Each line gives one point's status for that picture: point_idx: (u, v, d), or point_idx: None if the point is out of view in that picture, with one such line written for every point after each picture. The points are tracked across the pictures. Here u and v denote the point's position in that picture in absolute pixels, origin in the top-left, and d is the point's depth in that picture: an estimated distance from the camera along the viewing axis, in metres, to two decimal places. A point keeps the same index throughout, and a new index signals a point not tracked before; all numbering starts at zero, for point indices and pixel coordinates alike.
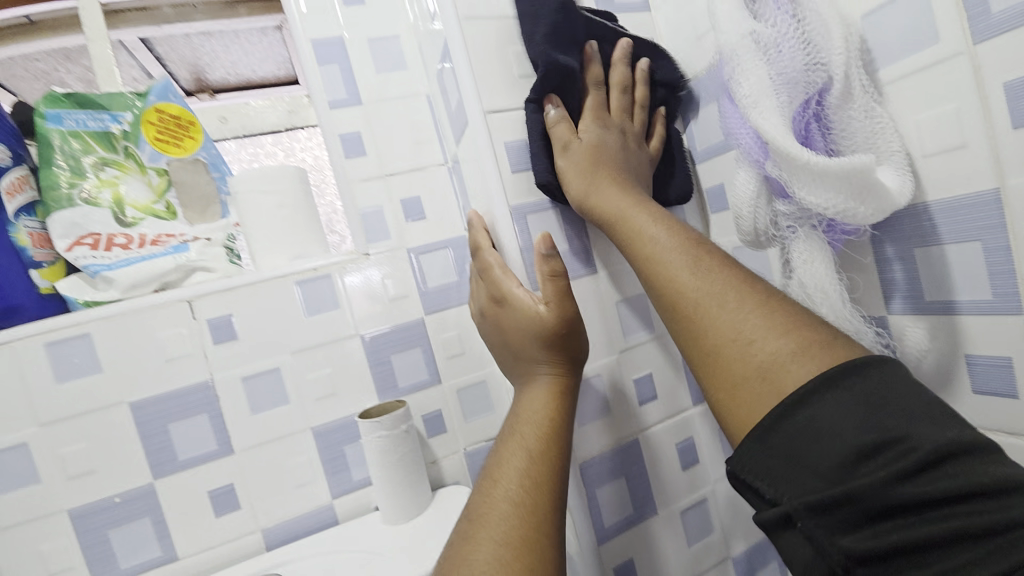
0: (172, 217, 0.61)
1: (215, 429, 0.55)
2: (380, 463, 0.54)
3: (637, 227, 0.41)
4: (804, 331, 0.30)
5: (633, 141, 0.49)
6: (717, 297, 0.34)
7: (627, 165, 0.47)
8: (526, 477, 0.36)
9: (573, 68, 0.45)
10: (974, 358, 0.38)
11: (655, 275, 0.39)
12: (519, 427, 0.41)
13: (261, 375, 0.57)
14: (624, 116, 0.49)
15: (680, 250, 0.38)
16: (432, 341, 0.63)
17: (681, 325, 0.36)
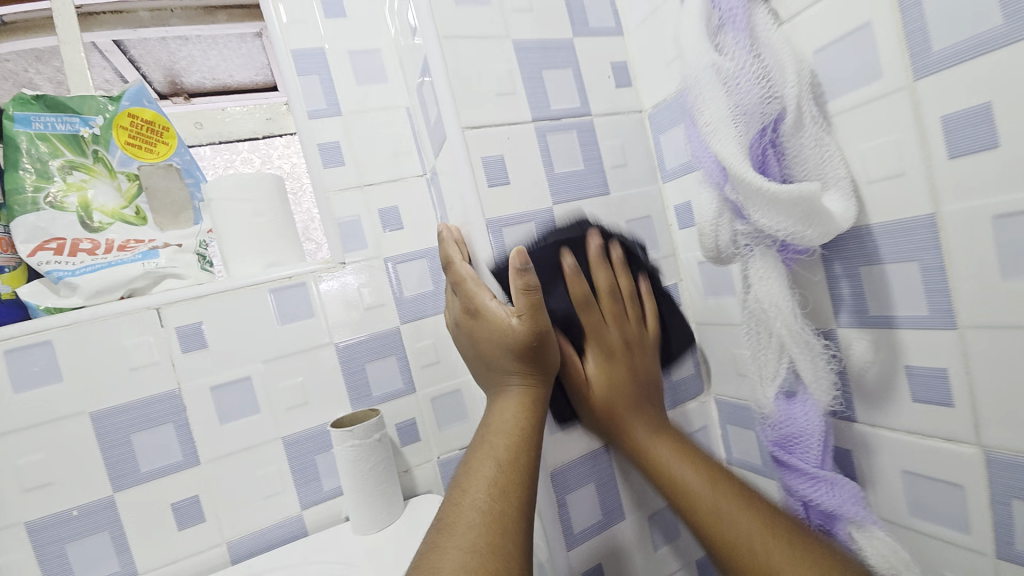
0: (142, 223, 0.59)
1: (181, 439, 0.54)
2: (352, 473, 0.53)
3: (672, 472, 0.47)
4: (821, 560, 0.38)
5: (632, 320, 0.53)
6: (744, 532, 0.41)
7: (645, 386, 0.51)
8: (495, 485, 0.37)
9: (561, 309, 0.51)
10: (913, 369, 0.40)
11: (691, 504, 0.45)
12: (490, 437, 0.41)
13: (231, 384, 0.56)
14: (633, 314, 0.53)
15: (692, 469, 0.47)
16: (407, 350, 0.63)
17: (726, 555, 0.42)
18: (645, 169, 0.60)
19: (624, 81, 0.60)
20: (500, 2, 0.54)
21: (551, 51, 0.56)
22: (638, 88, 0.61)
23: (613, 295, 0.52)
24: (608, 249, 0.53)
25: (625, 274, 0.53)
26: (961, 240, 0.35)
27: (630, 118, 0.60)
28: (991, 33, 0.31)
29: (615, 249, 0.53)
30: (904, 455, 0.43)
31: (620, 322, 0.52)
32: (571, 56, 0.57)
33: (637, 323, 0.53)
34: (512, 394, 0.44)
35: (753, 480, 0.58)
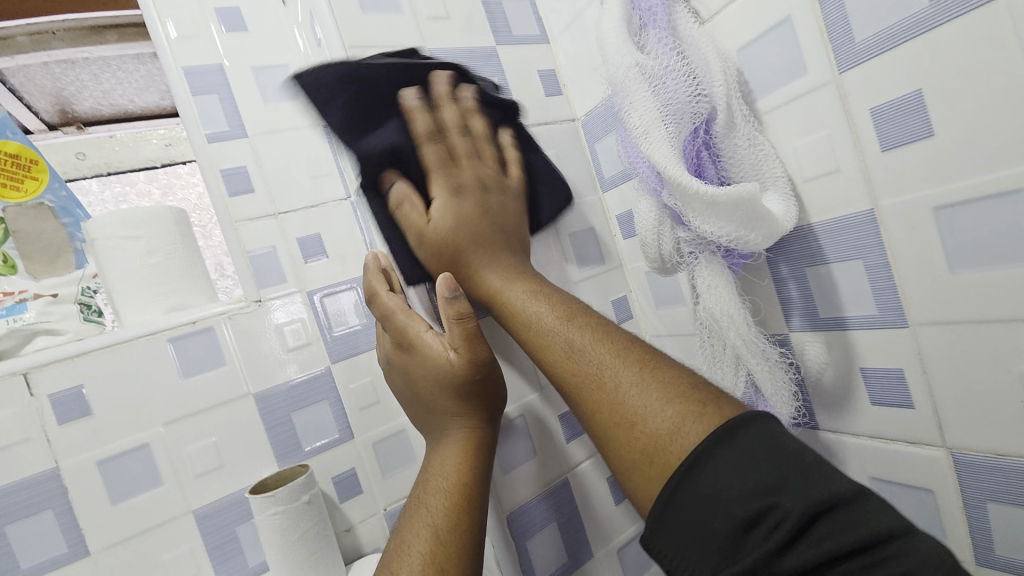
0: (11, 272, 0.50)
1: (63, 529, 0.45)
2: (279, 543, 0.46)
3: (491, 281, 0.42)
4: (690, 393, 0.29)
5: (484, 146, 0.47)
6: (605, 365, 0.33)
7: (503, 215, 0.45)
8: (429, 564, 0.31)
9: (390, 141, 0.42)
10: (869, 371, 0.38)
11: (547, 348, 0.36)
12: (427, 498, 0.36)
13: (125, 454, 0.47)
14: (490, 153, 0.47)
15: (570, 323, 0.36)
16: (341, 393, 0.56)
17: (584, 404, 0.33)
18: (583, 179, 0.58)
19: (553, 90, 0.57)
20: (413, 10, 0.50)
21: (473, 60, 0.53)
22: (569, 96, 0.58)
23: (463, 132, 0.46)
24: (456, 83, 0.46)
25: (478, 117, 0.47)
26: (903, 233, 0.34)
27: (563, 127, 0.57)
28: (917, 15, 0.30)
29: (466, 85, 0.47)
30: (871, 462, 0.40)
31: (490, 160, 0.47)
32: (496, 65, 0.54)
33: (485, 156, 0.47)
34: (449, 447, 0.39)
35: None
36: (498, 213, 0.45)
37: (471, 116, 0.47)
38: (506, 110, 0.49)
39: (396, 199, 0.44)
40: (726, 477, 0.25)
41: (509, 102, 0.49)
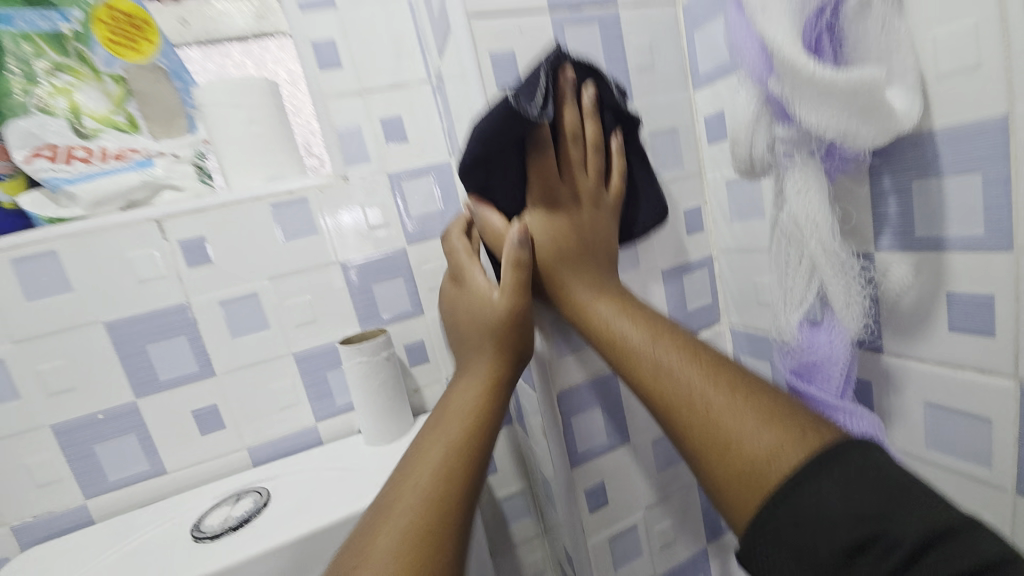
0: (136, 131, 0.57)
1: (195, 352, 0.55)
2: (362, 387, 0.54)
3: (578, 300, 0.44)
4: (789, 419, 0.29)
5: (589, 155, 0.44)
6: (697, 387, 0.33)
7: (591, 236, 0.44)
8: (443, 477, 0.35)
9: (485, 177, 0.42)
10: (956, 296, 0.37)
11: (635, 364, 0.38)
12: (450, 422, 0.39)
13: (239, 300, 0.56)
14: (592, 166, 0.44)
15: (662, 341, 0.38)
16: (415, 272, 0.61)
17: (673, 426, 0.34)
18: (676, 75, 0.54)
19: None
20: None
21: None
22: None
23: (573, 140, 0.42)
24: (578, 84, 0.41)
25: (593, 120, 0.42)
26: None
27: (662, 12, 0.52)
28: None
29: (587, 84, 0.41)
30: (929, 386, 0.40)
31: (592, 175, 0.44)
32: None
33: (587, 170, 0.44)
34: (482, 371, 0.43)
35: None
36: (582, 230, 0.44)
37: (588, 121, 0.42)
38: (626, 118, 0.43)
39: (477, 216, 0.46)
40: (825, 498, 0.25)
41: (632, 116, 0.43)
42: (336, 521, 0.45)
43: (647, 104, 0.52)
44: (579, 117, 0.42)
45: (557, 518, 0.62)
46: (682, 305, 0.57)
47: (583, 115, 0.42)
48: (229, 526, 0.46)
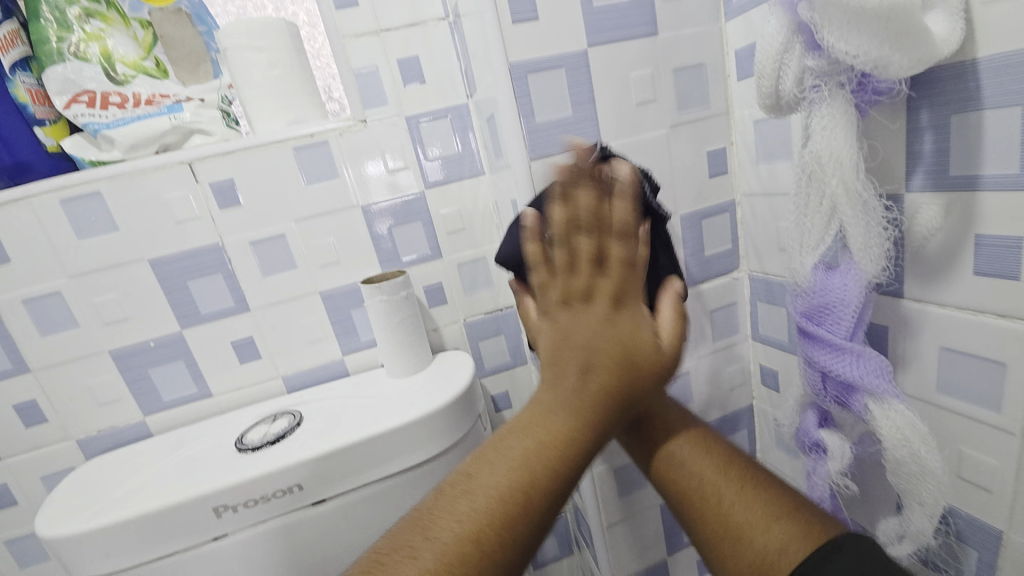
0: (165, 77, 0.59)
1: (230, 288, 0.59)
2: (384, 324, 0.58)
3: None
4: (792, 508, 0.35)
5: (612, 244, 0.37)
6: (712, 482, 0.39)
7: (632, 342, 0.36)
8: (507, 499, 0.33)
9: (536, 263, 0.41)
10: (984, 239, 0.35)
11: (674, 478, 0.42)
12: (526, 434, 0.35)
13: (268, 240, 0.59)
14: (615, 262, 0.37)
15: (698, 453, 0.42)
16: (433, 216, 0.63)
17: (693, 519, 0.39)
18: (706, 4, 0.50)
19: None
20: None
21: None
22: None
23: None
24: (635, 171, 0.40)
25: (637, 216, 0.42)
26: None
27: None
28: None
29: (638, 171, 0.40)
30: (947, 332, 0.39)
31: (590, 265, 0.37)
32: None
33: (597, 264, 0.37)
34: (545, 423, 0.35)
35: (778, 355, 0.57)
36: None
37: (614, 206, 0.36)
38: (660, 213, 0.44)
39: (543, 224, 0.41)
40: None
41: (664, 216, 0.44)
42: (361, 440, 0.49)
43: (672, 37, 0.49)
44: (596, 198, 0.36)
45: None
46: (699, 251, 0.56)
47: (590, 199, 0.36)
48: (269, 440, 0.52)
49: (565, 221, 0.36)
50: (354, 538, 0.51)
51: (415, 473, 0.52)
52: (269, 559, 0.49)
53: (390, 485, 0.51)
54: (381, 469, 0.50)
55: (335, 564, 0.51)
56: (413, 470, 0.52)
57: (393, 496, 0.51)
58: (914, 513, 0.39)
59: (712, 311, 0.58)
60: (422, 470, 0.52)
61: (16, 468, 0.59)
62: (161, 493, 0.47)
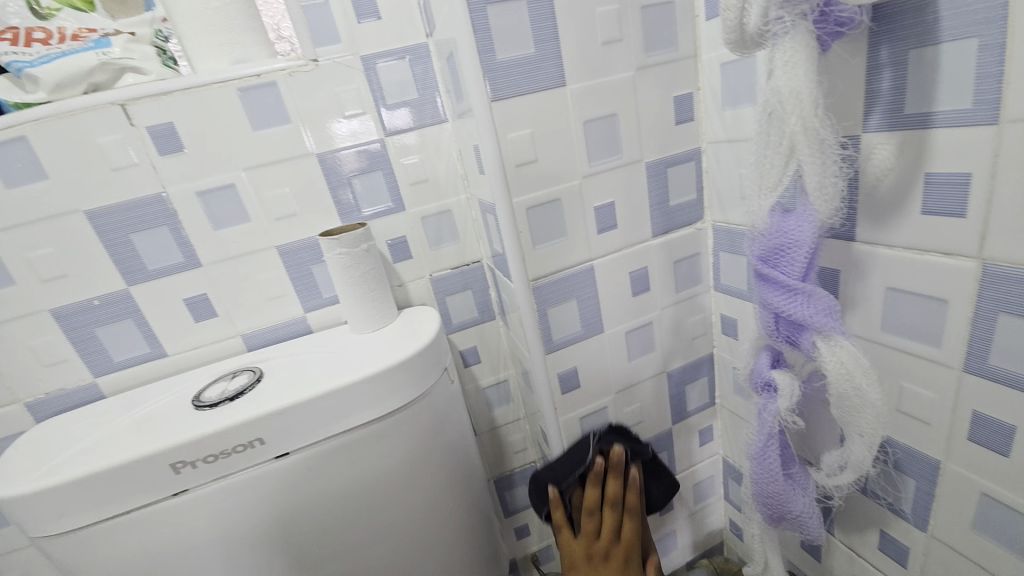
0: (91, 10, 0.53)
1: (178, 242, 0.56)
2: (345, 277, 0.56)
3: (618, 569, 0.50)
4: None
5: (625, 531, 0.51)
6: None
7: None
8: None
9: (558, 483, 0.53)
10: (933, 177, 0.36)
11: None
12: None
13: (216, 190, 0.55)
14: (615, 502, 0.51)
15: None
16: (394, 166, 0.60)
17: None
18: None
19: None
20: None
21: None
22: None
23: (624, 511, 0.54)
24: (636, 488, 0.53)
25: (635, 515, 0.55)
26: None
27: None
28: None
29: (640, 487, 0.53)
30: (894, 271, 0.40)
31: (612, 539, 0.50)
32: None
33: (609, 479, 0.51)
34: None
35: (737, 305, 0.58)
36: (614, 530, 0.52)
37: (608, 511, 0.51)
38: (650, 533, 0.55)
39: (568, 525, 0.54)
40: None
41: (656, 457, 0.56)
42: (320, 394, 0.49)
43: None
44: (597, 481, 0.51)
45: (533, 403, 0.66)
46: (664, 201, 0.56)
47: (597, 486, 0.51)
48: (225, 397, 0.51)
49: (587, 511, 0.51)
50: (318, 493, 0.51)
51: (377, 426, 0.51)
52: (232, 514, 0.48)
53: (351, 439, 0.51)
54: (342, 422, 0.50)
55: (301, 518, 0.51)
56: (374, 423, 0.51)
57: (356, 450, 0.51)
58: (853, 444, 0.42)
59: (676, 263, 0.59)
60: (383, 424, 0.52)
61: None
62: (112, 452, 0.46)
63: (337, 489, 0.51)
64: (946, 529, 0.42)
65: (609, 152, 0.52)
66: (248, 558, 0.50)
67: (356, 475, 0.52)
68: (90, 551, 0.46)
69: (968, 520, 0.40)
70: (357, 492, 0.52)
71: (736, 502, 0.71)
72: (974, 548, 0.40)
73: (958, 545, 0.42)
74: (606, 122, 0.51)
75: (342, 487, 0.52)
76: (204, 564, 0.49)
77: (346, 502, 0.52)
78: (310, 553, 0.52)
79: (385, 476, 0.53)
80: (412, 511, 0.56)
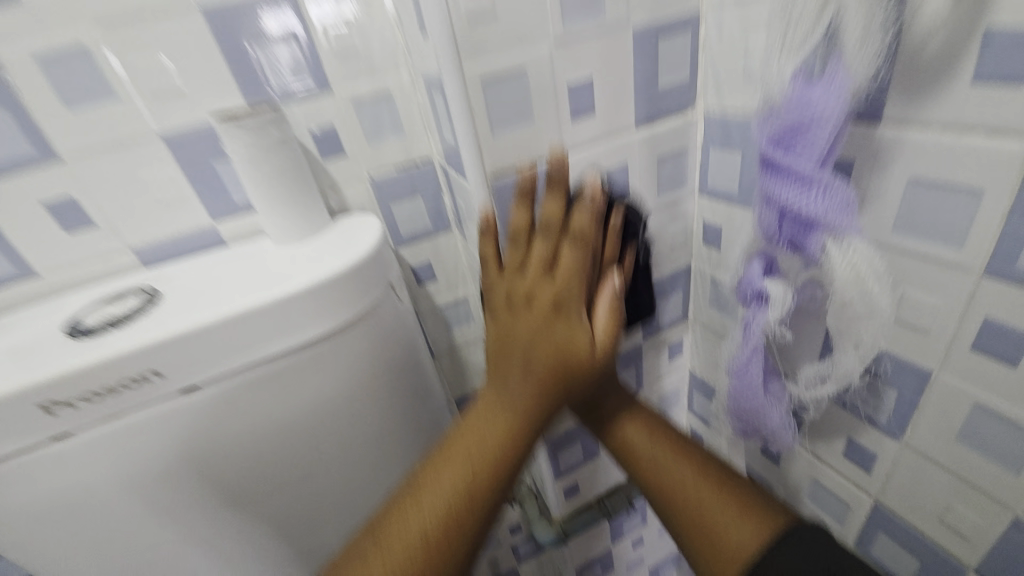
0: None
1: (16, 127, 0.42)
2: (253, 174, 0.45)
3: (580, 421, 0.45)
4: (752, 511, 0.41)
5: (562, 322, 0.41)
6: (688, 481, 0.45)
7: (566, 349, 0.41)
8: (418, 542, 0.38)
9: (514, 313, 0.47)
10: (998, 31, 0.28)
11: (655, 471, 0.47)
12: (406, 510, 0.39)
13: (57, 52, 0.40)
14: (566, 274, 0.40)
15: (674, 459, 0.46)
16: (309, 28, 0.46)
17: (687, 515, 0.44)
18: None
19: None
20: None
21: None
22: None
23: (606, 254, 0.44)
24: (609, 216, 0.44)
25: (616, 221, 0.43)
26: None
27: None
28: None
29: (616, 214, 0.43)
30: (922, 159, 0.34)
31: (541, 267, 0.41)
32: None
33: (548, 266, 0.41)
34: (439, 488, 0.40)
35: (723, 209, 0.51)
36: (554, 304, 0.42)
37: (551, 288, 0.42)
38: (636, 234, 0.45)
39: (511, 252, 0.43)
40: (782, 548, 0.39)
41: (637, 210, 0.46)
42: (235, 314, 0.40)
43: None
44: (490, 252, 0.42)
45: None
46: (652, 81, 0.46)
47: (525, 200, 0.40)
48: (106, 323, 0.41)
49: (528, 268, 0.42)
50: (245, 432, 0.43)
51: (312, 351, 0.44)
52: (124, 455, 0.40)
53: (282, 367, 0.43)
54: (268, 347, 0.42)
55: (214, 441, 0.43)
56: (308, 349, 0.43)
57: (286, 380, 0.43)
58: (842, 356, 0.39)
59: (659, 161, 0.50)
60: (320, 348, 0.44)
61: None
62: None
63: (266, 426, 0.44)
64: (923, 436, 0.41)
65: (588, 10, 0.40)
66: (178, 507, 0.44)
67: (293, 409, 0.45)
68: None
69: (954, 430, 0.39)
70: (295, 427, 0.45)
71: (699, 414, 0.71)
72: (952, 455, 0.40)
73: (933, 452, 0.41)
74: None
75: (274, 425, 0.44)
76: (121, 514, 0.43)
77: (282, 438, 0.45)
78: (251, 496, 0.46)
79: (327, 408, 0.46)
80: (364, 443, 0.50)
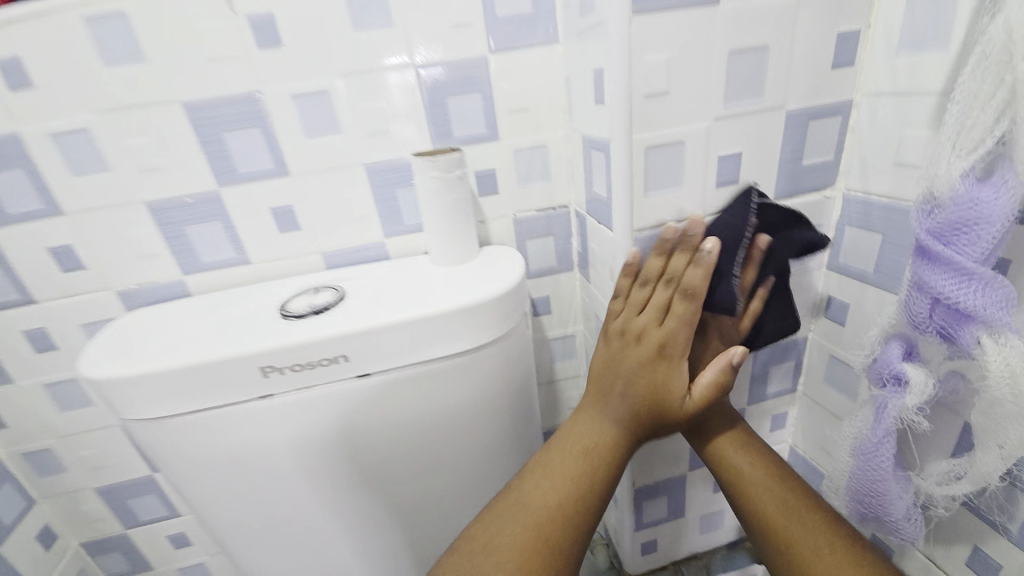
0: None
1: (268, 147, 0.53)
2: (431, 204, 0.54)
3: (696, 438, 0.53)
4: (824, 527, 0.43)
5: (662, 363, 0.47)
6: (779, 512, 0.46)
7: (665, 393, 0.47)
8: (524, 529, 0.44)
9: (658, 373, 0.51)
10: None
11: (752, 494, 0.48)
12: (516, 496, 0.47)
13: (312, 96, 0.52)
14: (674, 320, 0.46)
15: (770, 491, 0.47)
16: (494, 90, 0.55)
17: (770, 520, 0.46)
18: None
19: None
20: None
21: None
22: None
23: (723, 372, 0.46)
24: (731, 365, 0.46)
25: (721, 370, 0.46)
26: None
27: None
28: None
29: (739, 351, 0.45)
30: None
31: (653, 313, 0.47)
32: None
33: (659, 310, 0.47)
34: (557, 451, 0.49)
35: (854, 286, 0.52)
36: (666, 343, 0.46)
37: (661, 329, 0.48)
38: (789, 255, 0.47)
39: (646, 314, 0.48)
40: None
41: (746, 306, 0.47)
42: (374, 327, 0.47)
43: None
44: (626, 286, 0.49)
45: None
46: (796, 158, 0.49)
47: (664, 256, 0.46)
48: (309, 311, 0.50)
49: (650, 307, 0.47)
50: (373, 434, 0.51)
51: (442, 364, 0.50)
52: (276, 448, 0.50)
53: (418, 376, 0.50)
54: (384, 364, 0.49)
55: (363, 422, 0.51)
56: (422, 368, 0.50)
57: (397, 390, 0.50)
58: (986, 455, 0.37)
59: None
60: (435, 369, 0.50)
61: (57, 311, 0.59)
62: (189, 351, 0.47)
63: (389, 422, 0.51)
64: None
65: (748, 94, 0.45)
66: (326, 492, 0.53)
67: (418, 405, 0.51)
68: (190, 461, 0.49)
69: None
70: (414, 430, 0.52)
71: None
72: None
73: None
74: (751, 58, 0.43)
75: (380, 429, 0.51)
76: (320, 505, 0.54)
77: (408, 436, 0.53)
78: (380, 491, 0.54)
79: (428, 415, 0.52)
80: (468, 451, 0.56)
